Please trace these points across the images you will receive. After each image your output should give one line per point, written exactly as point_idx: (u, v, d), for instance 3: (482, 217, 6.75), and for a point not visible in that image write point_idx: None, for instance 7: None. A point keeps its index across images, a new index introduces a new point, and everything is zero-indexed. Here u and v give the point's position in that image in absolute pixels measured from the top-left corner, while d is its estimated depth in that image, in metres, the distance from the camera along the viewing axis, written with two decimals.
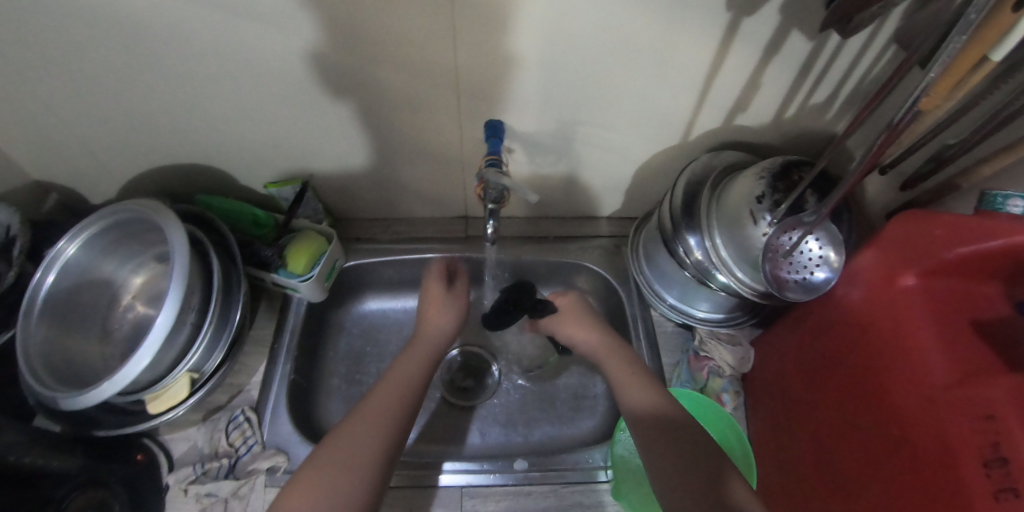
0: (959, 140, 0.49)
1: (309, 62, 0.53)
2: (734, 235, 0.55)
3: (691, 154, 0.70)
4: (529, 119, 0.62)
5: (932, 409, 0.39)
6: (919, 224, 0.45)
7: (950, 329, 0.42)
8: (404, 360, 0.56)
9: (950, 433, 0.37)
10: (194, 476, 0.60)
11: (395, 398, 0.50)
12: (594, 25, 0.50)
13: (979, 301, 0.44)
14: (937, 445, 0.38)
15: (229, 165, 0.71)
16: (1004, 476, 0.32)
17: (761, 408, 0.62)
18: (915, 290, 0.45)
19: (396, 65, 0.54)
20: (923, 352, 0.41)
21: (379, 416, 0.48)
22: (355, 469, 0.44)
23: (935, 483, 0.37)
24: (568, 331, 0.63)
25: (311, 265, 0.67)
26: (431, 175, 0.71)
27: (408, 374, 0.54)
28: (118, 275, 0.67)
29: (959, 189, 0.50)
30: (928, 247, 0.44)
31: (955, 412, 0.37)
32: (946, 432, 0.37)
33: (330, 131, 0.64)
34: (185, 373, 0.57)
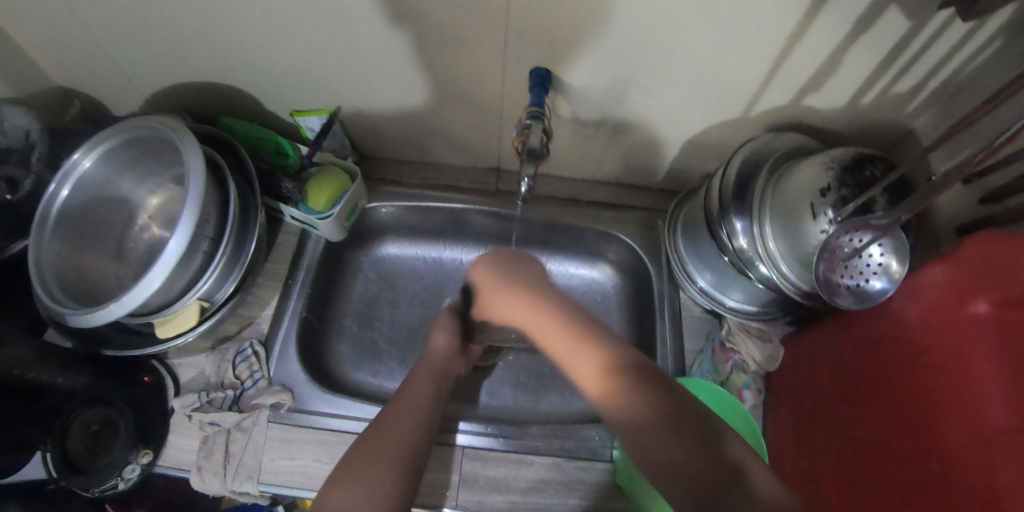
0: None
1: None
2: (789, 228, 0.50)
3: (748, 130, 0.64)
4: (579, 70, 0.56)
5: (982, 452, 0.35)
6: (1005, 246, 0.39)
7: (1022, 369, 0.36)
8: (394, 405, 0.50)
9: (998, 484, 0.33)
10: (198, 404, 0.59)
11: (416, 415, 0.49)
12: None
13: None
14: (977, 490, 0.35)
15: (253, 88, 0.67)
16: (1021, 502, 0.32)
17: (784, 409, 0.59)
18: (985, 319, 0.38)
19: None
20: (982, 390, 0.37)
21: (404, 422, 0.49)
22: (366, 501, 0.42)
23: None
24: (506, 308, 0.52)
25: (333, 202, 0.64)
26: (466, 120, 0.66)
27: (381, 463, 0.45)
28: (136, 194, 0.64)
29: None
30: (1013, 272, 0.38)
31: (1007, 459, 0.34)
32: (992, 481, 0.34)
33: (362, 64, 0.59)
34: (195, 301, 0.56)
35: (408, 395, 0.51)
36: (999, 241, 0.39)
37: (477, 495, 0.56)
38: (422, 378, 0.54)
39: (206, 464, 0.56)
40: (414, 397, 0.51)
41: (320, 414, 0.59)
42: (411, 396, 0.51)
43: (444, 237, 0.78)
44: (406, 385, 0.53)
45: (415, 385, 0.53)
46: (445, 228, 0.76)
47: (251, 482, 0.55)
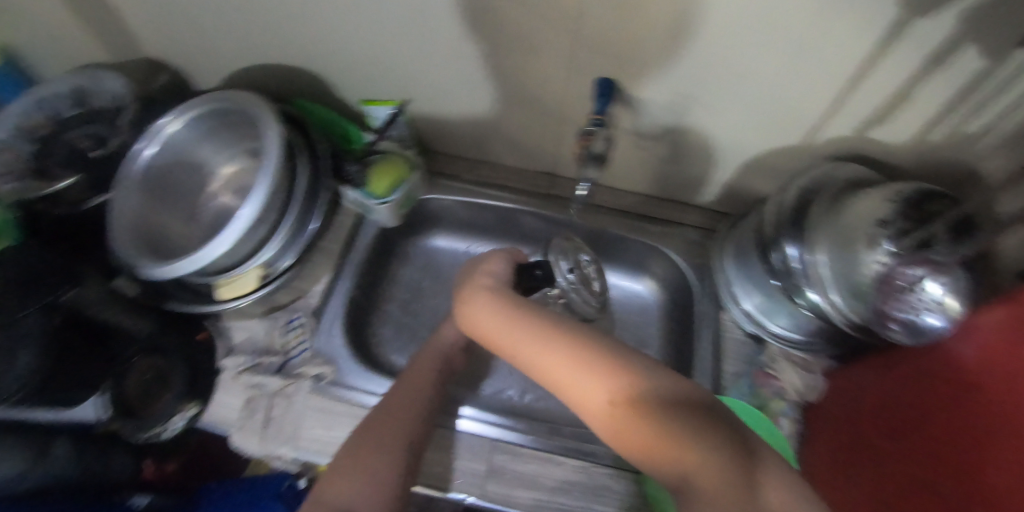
0: None
1: None
2: (843, 257, 0.50)
3: (808, 157, 0.63)
4: (644, 82, 0.57)
5: (1006, 494, 0.33)
6: None
7: None
8: (394, 393, 0.55)
9: None
10: (248, 365, 0.62)
11: (414, 406, 0.54)
12: None
13: None
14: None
15: (328, 74, 0.70)
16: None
17: (821, 441, 0.58)
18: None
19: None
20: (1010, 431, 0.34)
21: (404, 412, 0.53)
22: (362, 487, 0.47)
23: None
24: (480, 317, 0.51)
25: (392, 189, 0.67)
26: (524, 120, 0.68)
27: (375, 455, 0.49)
28: (211, 161, 0.68)
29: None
30: None
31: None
32: None
33: (433, 57, 0.61)
34: (256, 267, 0.59)
35: (404, 387, 0.55)
36: None
37: (502, 487, 0.56)
38: (422, 371, 0.58)
39: (247, 424, 0.58)
40: (410, 388, 0.56)
41: (357, 390, 0.61)
42: (415, 385, 0.56)
43: (492, 235, 0.79)
44: (410, 375, 0.57)
45: (414, 377, 0.57)
46: (494, 226, 0.78)
47: (287, 446, 0.57)
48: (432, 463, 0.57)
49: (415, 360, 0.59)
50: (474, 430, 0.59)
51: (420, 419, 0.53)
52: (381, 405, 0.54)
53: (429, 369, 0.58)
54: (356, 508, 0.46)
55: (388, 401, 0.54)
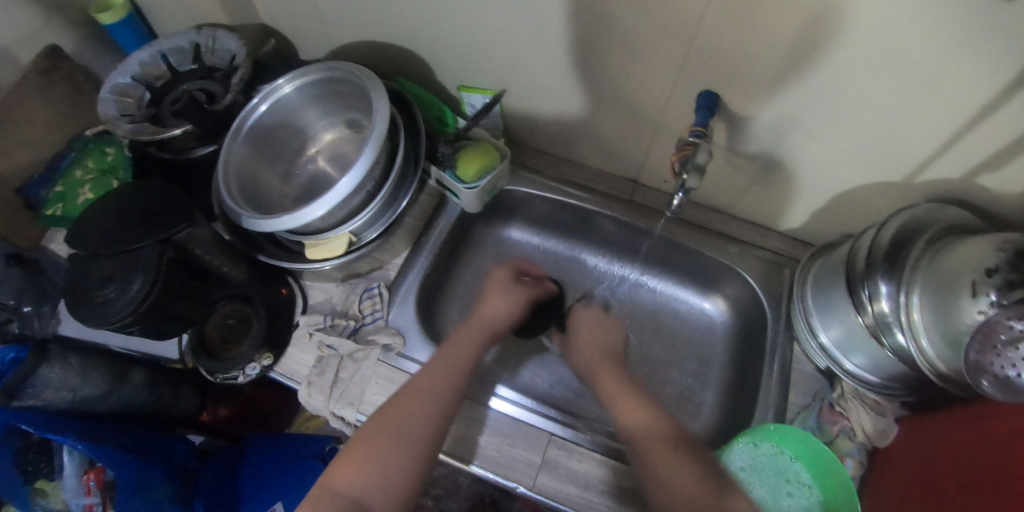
0: None
1: None
2: (941, 303, 0.48)
3: (911, 197, 0.61)
4: (748, 101, 0.57)
5: None
6: None
7: None
8: (424, 374, 0.53)
9: None
10: (322, 325, 0.64)
11: (439, 390, 0.52)
12: (867, 30, 0.44)
13: None
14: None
15: (433, 59, 0.73)
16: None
17: (886, 487, 0.55)
18: None
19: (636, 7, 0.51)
20: None
21: (426, 394, 0.51)
22: (372, 470, 0.45)
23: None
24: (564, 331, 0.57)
25: (480, 175, 0.68)
26: (616, 125, 0.68)
27: (395, 433, 0.48)
28: (313, 126, 0.71)
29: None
30: None
31: None
32: None
33: (538, 54, 0.63)
34: (346, 233, 0.61)
35: (432, 371, 0.53)
36: None
37: (554, 482, 0.56)
38: (452, 354, 0.56)
39: (316, 381, 0.60)
40: (437, 371, 0.54)
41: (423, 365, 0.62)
42: (441, 368, 0.54)
43: (566, 232, 0.81)
44: (450, 349, 0.56)
45: (439, 361, 0.55)
46: (568, 225, 0.80)
47: (351, 408, 0.59)
48: (489, 447, 0.58)
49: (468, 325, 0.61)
50: (516, 415, 0.60)
51: (445, 404, 0.51)
52: (412, 381, 0.53)
53: (460, 354, 0.56)
54: (366, 495, 0.44)
55: (413, 382, 0.52)
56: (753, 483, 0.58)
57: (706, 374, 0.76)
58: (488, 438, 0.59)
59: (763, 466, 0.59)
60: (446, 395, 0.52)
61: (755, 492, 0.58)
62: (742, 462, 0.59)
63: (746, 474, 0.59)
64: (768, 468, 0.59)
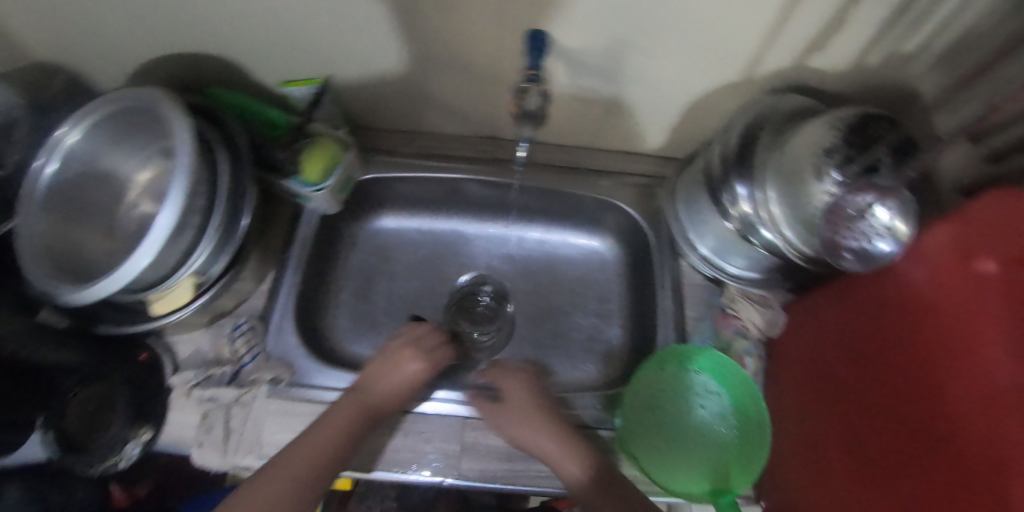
0: None
1: None
2: (792, 190, 0.49)
3: (749, 94, 0.62)
4: (576, 33, 0.54)
5: (987, 413, 0.34)
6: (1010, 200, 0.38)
7: None
8: (307, 442, 0.49)
9: (994, 446, 0.33)
10: (196, 381, 0.58)
11: (322, 456, 0.49)
12: None
13: None
14: (973, 464, 0.34)
15: (238, 57, 0.64)
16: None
17: (785, 376, 0.59)
18: (994, 278, 0.37)
19: None
20: (987, 350, 0.36)
21: (304, 461, 0.48)
22: None
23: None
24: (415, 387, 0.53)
25: (326, 173, 0.64)
26: (459, 86, 0.64)
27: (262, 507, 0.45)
28: (122, 168, 0.62)
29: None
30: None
31: (1010, 420, 0.33)
32: (989, 440, 0.33)
33: (350, 29, 0.56)
34: (189, 277, 0.55)
35: (319, 436, 0.50)
36: (1010, 199, 0.38)
37: (477, 463, 0.56)
38: (331, 428, 0.51)
39: (206, 440, 0.56)
40: (325, 434, 0.50)
41: (317, 387, 0.59)
42: (331, 431, 0.51)
43: (442, 207, 0.77)
44: (343, 413, 0.52)
45: (328, 426, 0.51)
46: (443, 200, 0.76)
47: (252, 455, 0.55)
48: (400, 449, 0.56)
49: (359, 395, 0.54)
50: (426, 411, 0.58)
51: (322, 469, 0.48)
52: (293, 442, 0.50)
53: (341, 427, 0.51)
54: None
55: (292, 450, 0.49)
56: (665, 408, 0.58)
57: (609, 310, 0.74)
58: (398, 441, 0.56)
59: (671, 384, 0.59)
60: (324, 462, 0.49)
61: (670, 415, 0.58)
62: (649, 392, 0.59)
63: (657, 404, 0.58)
64: (676, 387, 0.59)
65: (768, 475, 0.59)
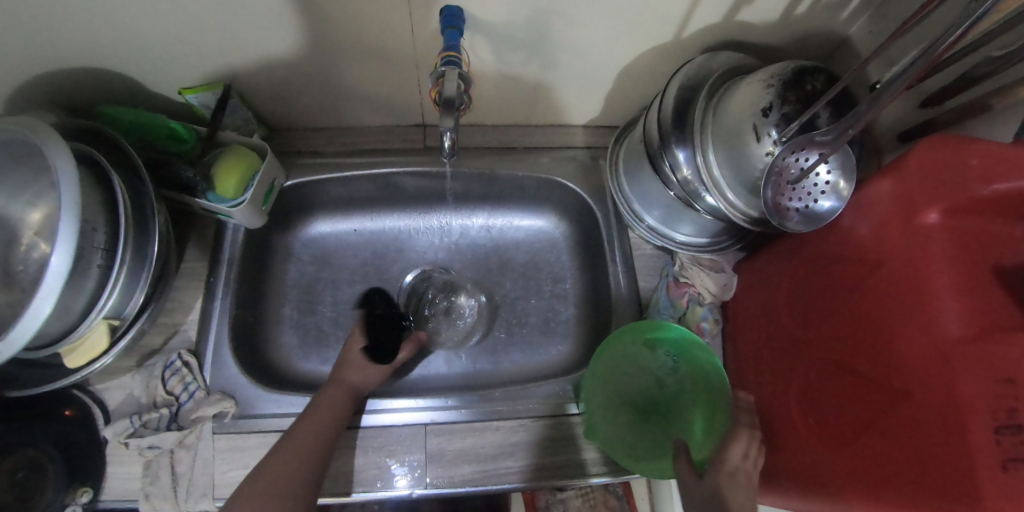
0: (1004, 54, 0.39)
1: None
2: (732, 154, 0.47)
3: (683, 54, 0.59)
4: (493, 7, 0.49)
5: (941, 366, 0.35)
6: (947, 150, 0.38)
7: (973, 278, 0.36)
8: (300, 431, 0.49)
9: (955, 397, 0.33)
10: (132, 429, 0.54)
11: (317, 440, 0.49)
12: None
13: (1002, 242, 0.38)
14: (942, 414, 0.34)
15: (119, 68, 0.57)
16: (1016, 444, 0.30)
17: (742, 338, 0.59)
18: (937, 229, 0.37)
19: None
20: (938, 302, 0.36)
21: (308, 436, 0.49)
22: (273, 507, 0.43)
23: (938, 490, 0.33)
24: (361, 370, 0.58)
25: (243, 187, 0.59)
26: (377, 75, 0.59)
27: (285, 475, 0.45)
28: (11, 209, 0.56)
29: (988, 110, 0.41)
30: (961, 179, 0.37)
31: (966, 371, 0.33)
32: (949, 394, 0.34)
33: (240, 26, 0.50)
34: (102, 320, 0.50)
35: (310, 426, 0.50)
36: (950, 146, 0.38)
37: (446, 470, 0.54)
38: (320, 417, 0.51)
39: (153, 490, 0.52)
40: (318, 422, 0.51)
41: (267, 415, 0.56)
42: (316, 420, 0.51)
43: (378, 205, 0.73)
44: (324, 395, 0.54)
45: (322, 404, 0.53)
46: (378, 197, 0.72)
47: (206, 499, 0.52)
48: (358, 469, 0.54)
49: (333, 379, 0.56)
50: (386, 424, 0.56)
51: (326, 444, 0.49)
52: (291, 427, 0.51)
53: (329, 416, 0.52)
54: None
55: (286, 440, 0.49)
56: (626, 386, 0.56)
57: (565, 290, 0.73)
58: (356, 460, 0.54)
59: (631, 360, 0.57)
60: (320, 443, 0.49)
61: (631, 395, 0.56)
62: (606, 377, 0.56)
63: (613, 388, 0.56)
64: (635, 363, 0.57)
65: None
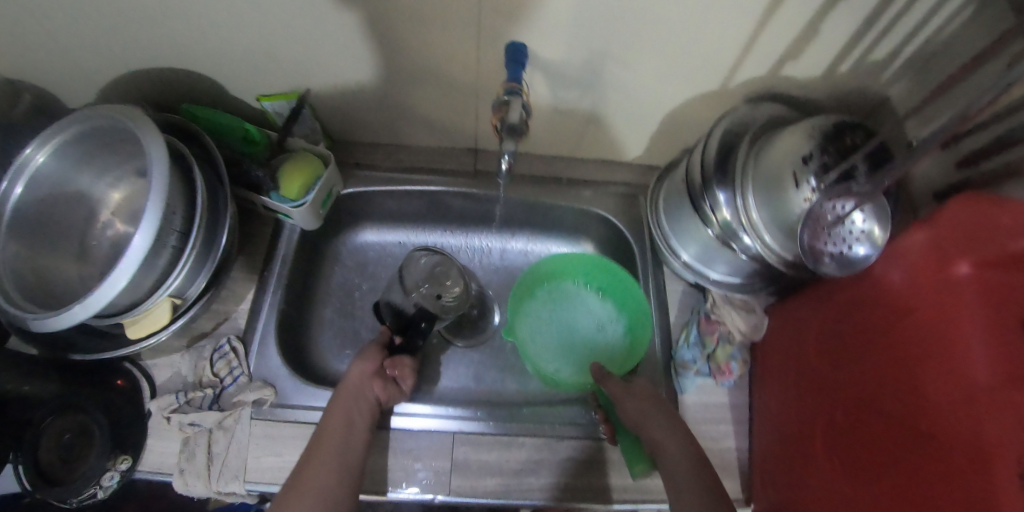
0: None
1: None
2: (771, 198, 0.49)
3: (728, 103, 0.63)
4: (557, 45, 0.54)
5: (970, 411, 0.36)
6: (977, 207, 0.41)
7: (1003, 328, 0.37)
8: (327, 427, 0.50)
9: (984, 442, 0.34)
10: (176, 405, 0.57)
11: (342, 440, 0.49)
12: None
13: None
14: (968, 456, 0.35)
15: (213, 74, 0.63)
16: None
17: (770, 380, 0.60)
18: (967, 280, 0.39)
19: None
20: (967, 349, 0.37)
21: (337, 436, 0.49)
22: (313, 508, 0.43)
23: None
24: (361, 366, 0.56)
25: (306, 190, 0.63)
26: (441, 99, 0.64)
27: (315, 484, 0.45)
28: (95, 189, 0.61)
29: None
30: (992, 233, 0.39)
31: (994, 417, 0.34)
32: (978, 440, 0.35)
33: (329, 46, 0.56)
34: (166, 298, 0.53)
35: (329, 431, 0.49)
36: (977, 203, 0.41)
37: (469, 480, 0.55)
38: (334, 421, 0.51)
39: (188, 467, 0.54)
40: (342, 412, 0.52)
41: (302, 407, 0.58)
42: (338, 417, 0.51)
43: (424, 220, 0.77)
44: (339, 398, 0.53)
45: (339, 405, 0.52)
46: (425, 213, 0.76)
47: (237, 481, 0.54)
48: (386, 470, 0.55)
49: (344, 379, 0.55)
50: (416, 428, 0.57)
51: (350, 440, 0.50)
52: (313, 438, 0.49)
53: (343, 415, 0.51)
54: None
55: (313, 448, 0.48)
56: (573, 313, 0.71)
57: None
58: (384, 460, 0.56)
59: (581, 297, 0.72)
60: (343, 440, 0.49)
61: (578, 318, 0.71)
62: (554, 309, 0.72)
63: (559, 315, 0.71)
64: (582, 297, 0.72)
65: (757, 481, 0.58)
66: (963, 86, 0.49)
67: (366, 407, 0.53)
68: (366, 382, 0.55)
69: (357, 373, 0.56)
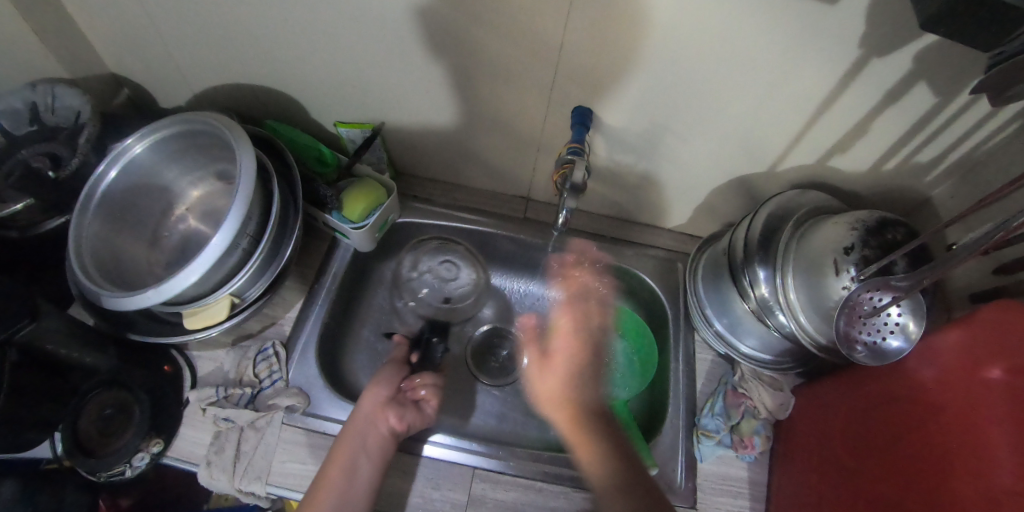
0: None
1: (398, 15, 0.51)
2: (810, 281, 0.51)
3: (772, 185, 0.66)
4: (619, 114, 0.58)
5: None
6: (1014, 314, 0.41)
7: None
8: (334, 461, 0.52)
9: None
10: (215, 398, 0.59)
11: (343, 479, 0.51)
12: (703, 30, 0.45)
13: None
14: None
15: (303, 100, 0.70)
16: None
17: (791, 460, 0.60)
18: (998, 385, 0.40)
19: (490, 23, 0.50)
20: (993, 453, 0.38)
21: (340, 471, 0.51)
22: None
23: None
24: (373, 401, 0.58)
25: (367, 214, 0.68)
26: (502, 147, 0.68)
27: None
28: (177, 184, 0.67)
29: None
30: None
31: None
32: None
33: (410, 87, 0.61)
34: (226, 296, 0.57)
35: (333, 471, 0.51)
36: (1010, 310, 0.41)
37: None
38: (340, 459, 0.52)
39: (216, 460, 0.56)
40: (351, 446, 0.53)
41: (331, 419, 0.60)
42: (343, 454, 0.53)
43: None
44: (348, 434, 0.55)
45: (347, 440, 0.54)
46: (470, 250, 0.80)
47: (258, 482, 0.56)
48: (404, 494, 0.56)
49: (356, 410, 0.57)
50: (436, 456, 0.58)
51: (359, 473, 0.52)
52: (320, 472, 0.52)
53: (348, 460, 0.52)
54: None
55: (316, 486, 0.51)
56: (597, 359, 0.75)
57: None
58: (404, 484, 0.57)
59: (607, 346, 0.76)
60: (347, 474, 0.51)
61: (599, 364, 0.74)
62: None
63: None
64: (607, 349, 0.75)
65: None
66: (1005, 199, 0.51)
67: (378, 444, 0.54)
68: (375, 417, 0.56)
69: (368, 405, 0.57)
